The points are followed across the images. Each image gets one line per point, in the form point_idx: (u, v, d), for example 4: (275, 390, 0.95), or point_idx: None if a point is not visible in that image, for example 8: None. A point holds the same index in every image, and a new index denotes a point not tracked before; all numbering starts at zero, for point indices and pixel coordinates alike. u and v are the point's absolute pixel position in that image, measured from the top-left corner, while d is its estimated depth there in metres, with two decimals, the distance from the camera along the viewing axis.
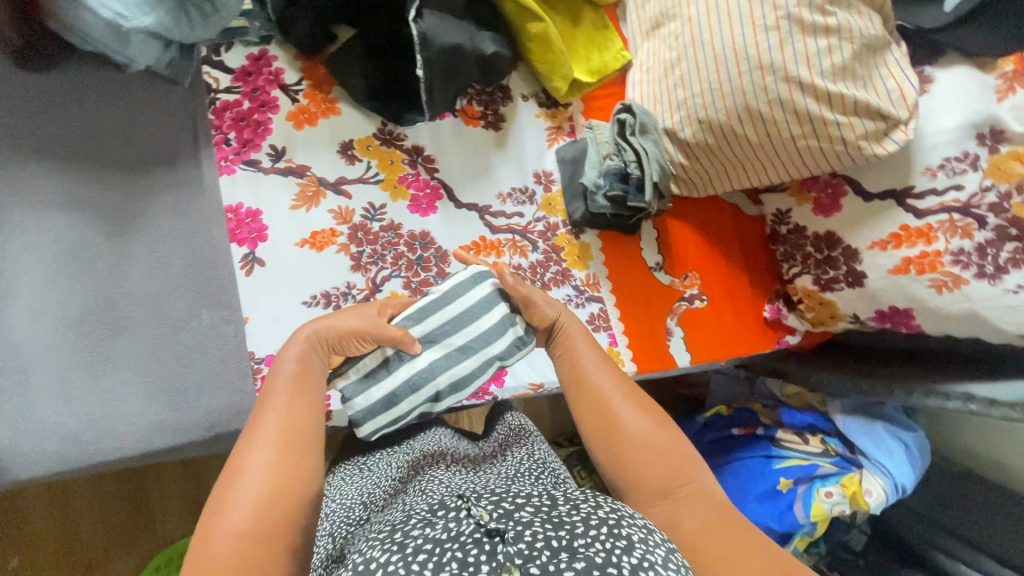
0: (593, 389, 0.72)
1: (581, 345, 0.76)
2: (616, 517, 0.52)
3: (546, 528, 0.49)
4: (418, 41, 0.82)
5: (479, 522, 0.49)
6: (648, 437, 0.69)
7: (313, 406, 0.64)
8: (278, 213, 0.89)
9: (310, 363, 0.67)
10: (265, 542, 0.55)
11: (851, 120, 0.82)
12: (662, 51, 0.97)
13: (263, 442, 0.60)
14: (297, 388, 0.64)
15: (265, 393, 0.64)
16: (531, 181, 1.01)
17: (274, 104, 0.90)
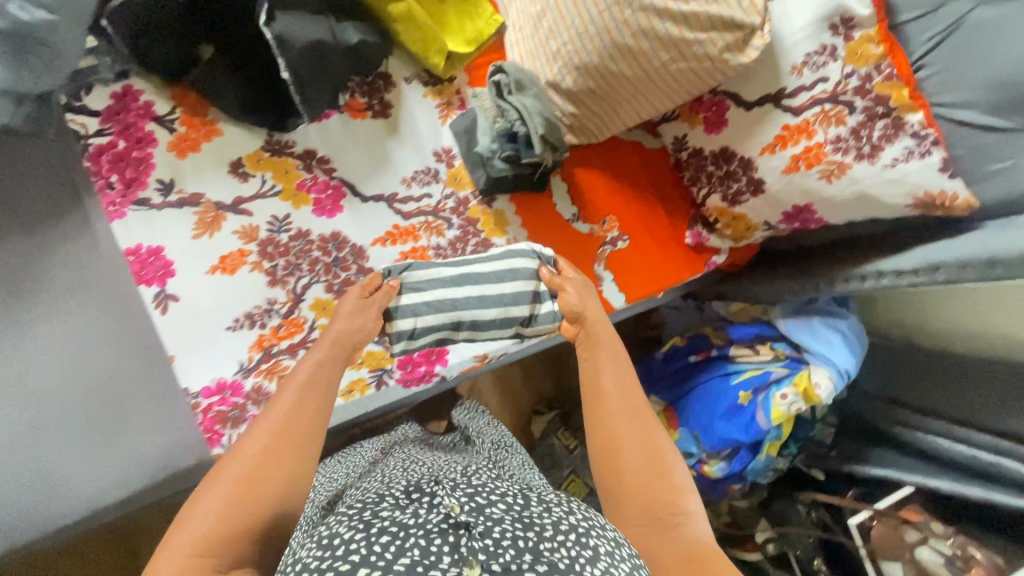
0: (604, 402, 0.79)
1: (607, 361, 0.84)
2: (586, 526, 0.54)
3: (514, 527, 0.51)
4: (275, 45, 0.80)
5: (449, 513, 0.51)
6: (646, 459, 0.74)
7: (317, 404, 0.73)
8: (180, 246, 0.88)
9: (323, 365, 0.77)
10: (241, 512, 0.62)
11: (711, 35, 0.85)
12: (528, 7, 0.98)
13: (264, 425, 0.69)
14: (305, 389, 0.73)
15: (279, 390, 0.74)
16: (432, 161, 1.01)
17: (151, 138, 0.88)
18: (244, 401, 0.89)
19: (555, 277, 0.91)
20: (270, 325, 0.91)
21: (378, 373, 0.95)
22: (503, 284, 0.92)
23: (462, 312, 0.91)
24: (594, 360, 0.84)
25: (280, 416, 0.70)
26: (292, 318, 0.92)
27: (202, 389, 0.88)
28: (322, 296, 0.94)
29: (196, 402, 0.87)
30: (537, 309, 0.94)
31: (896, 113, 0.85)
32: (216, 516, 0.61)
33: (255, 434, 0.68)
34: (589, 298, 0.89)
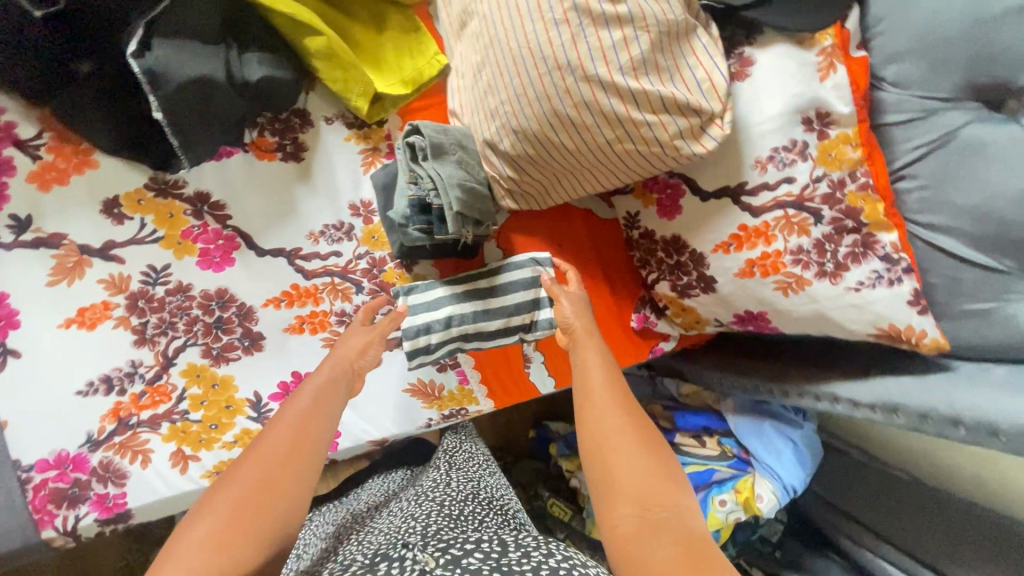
0: (589, 389, 0.68)
1: (592, 347, 0.74)
2: (568, 567, 0.52)
3: (494, 574, 0.51)
4: (145, 81, 0.69)
5: (422, 569, 0.52)
6: (640, 445, 0.61)
7: (326, 419, 0.66)
8: (31, 293, 0.76)
9: (332, 386, 0.70)
10: (248, 521, 0.54)
11: (661, 118, 0.73)
12: (470, 54, 0.86)
13: (270, 440, 0.61)
14: (312, 405, 0.66)
15: (284, 405, 0.66)
16: (347, 215, 0.90)
17: (8, 166, 0.76)
18: (88, 477, 0.76)
19: (555, 286, 0.83)
20: (129, 392, 0.79)
21: None
22: (506, 295, 0.89)
23: (469, 327, 0.88)
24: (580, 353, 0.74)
25: (291, 428, 0.62)
26: (158, 385, 0.80)
27: (38, 462, 0.75)
28: (197, 361, 0.82)
29: (29, 478, 0.74)
30: (537, 316, 0.90)
31: (866, 230, 0.74)
32: (217, 529, 0.53)
33: (258, 447, 0.60)
34: (584, 308, 0.79)
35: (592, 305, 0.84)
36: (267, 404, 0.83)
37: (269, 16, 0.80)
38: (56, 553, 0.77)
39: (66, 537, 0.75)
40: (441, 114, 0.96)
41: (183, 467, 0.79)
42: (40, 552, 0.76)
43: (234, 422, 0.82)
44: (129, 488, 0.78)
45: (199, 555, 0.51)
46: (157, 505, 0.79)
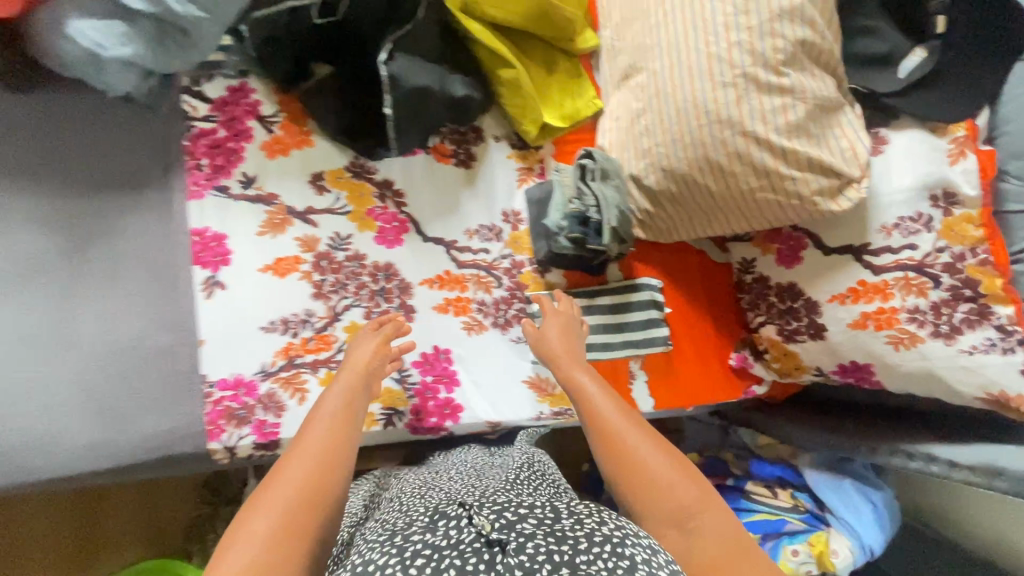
0: (602, 421, 0.71)
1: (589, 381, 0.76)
2: (621, 536, 0.54)
3: (548, 540, 0.51)
4: (388, 82, 0.84)
5: (480, 532, 0.51)
6: (659, 466, 0.66)
7: (351, 429, 0.68)
8: (243, 238, 0.90)
9: (354, 394, 0.73)
10: (286, 542, 0.56)
11: (806, 175, 0.84)
12: (630, 101, 1.00)
13: (301, 452, 0.63)
14: (336, 415, 0.68)
15: (310, 415, 0.69)
16: (498, 220, 1.03)
17: (249, 134, 0.93)
18: (255, 403, 0.87)
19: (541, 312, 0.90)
20: (300, 336, 0.90)
21: (388, 412, 0.93)
22: (625, 311, 1.01)
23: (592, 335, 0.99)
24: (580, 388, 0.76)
25: (319, 442, 0.64)
26: (324, 334, 0.92)
27: (219, 381, 0.87)
28: (358, 321, 0.94)
29: (210, 393, 0.86)
30: (648, 332, 1.01)
31: (983, 300, 0.81)
32: (263, 545, 0.55)
33: (291, 460, 0.62)
34: (566, 337, 0.85)
35: (575, 332, 0.89)
36: (408, 368, 0.94)
37: (475, 49, 0.98)
38: (210, 466, 0.88)
39: (226, 452, 0.86)
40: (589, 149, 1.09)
41: None
42: (201, 462, 0.87)
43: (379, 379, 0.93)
44: (283, 420, 0.88)
45: (247, 574, 0.53)
46: None
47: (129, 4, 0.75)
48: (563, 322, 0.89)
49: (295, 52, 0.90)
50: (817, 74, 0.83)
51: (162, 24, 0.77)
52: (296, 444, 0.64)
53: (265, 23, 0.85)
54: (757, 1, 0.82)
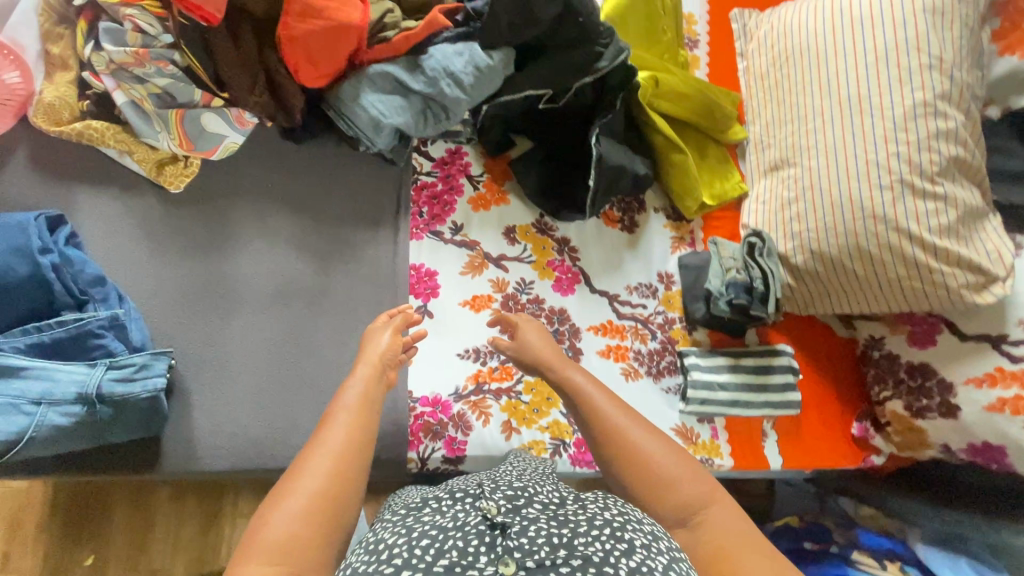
0: (610, 421, 0.78)
1: (591, 385, 0.83)
2: (622, 521, 0.58)
3: (550, 525, 0.55)
4: (596, 159, 1.02)
5: (486, 515, 0.56)
6: (660, 464, 0.74)
7: (370, 421, 0.73)
8: (450, 275, 1.06)
9: (374, 385, 0.78)
10: (313, 526, 0.61)
11: (954, 270, 0.96)
12: (779, 189, 1.14)
13: (328, 445, 0.68)
14: (356, 409, 0.73)
15: (332, 406, 0.73)
16: (655, 279, 1.16)
17: (460, 189, 1.09)
18: (448, 421, 0.99)
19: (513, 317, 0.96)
20: (490, 365, 1.03)
21: (556, 442, 1.03)
22: (765, 373, 1.11)
23: (737, 393, 1.09)
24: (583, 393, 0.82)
25: (343, 437, 0.69)
26: (507, 365, 1.05)
27: (421, 397, 1.00)
28: None
29: (413, 407, 0.99)
30: (786, 395, 1.11)
31: None
32: (299, 527, 0.60)
33: (317, 451, 0.67)
34: (548, 341, 0.92)
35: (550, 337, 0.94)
36: None
37: (650, 136, 1.14)
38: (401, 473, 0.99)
39: (420, 463, 0.97)
40: (731, 226, 1.23)
41: (509, 435, 1.01)
42: (396, 468, 0.98)
43: (550, 411, 1.05)
44: (470, 438, 0.99)
45: (276, 552, 0.58)
46: (485, 459, 1.00)
47: (411, 84, 0.93)
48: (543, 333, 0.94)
49: (504, 125, 1.08)
50: (966, 185, 0.97)
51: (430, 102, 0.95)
52: (321, 439, 0.68)
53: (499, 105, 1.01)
54: (916, 122, 0.97)
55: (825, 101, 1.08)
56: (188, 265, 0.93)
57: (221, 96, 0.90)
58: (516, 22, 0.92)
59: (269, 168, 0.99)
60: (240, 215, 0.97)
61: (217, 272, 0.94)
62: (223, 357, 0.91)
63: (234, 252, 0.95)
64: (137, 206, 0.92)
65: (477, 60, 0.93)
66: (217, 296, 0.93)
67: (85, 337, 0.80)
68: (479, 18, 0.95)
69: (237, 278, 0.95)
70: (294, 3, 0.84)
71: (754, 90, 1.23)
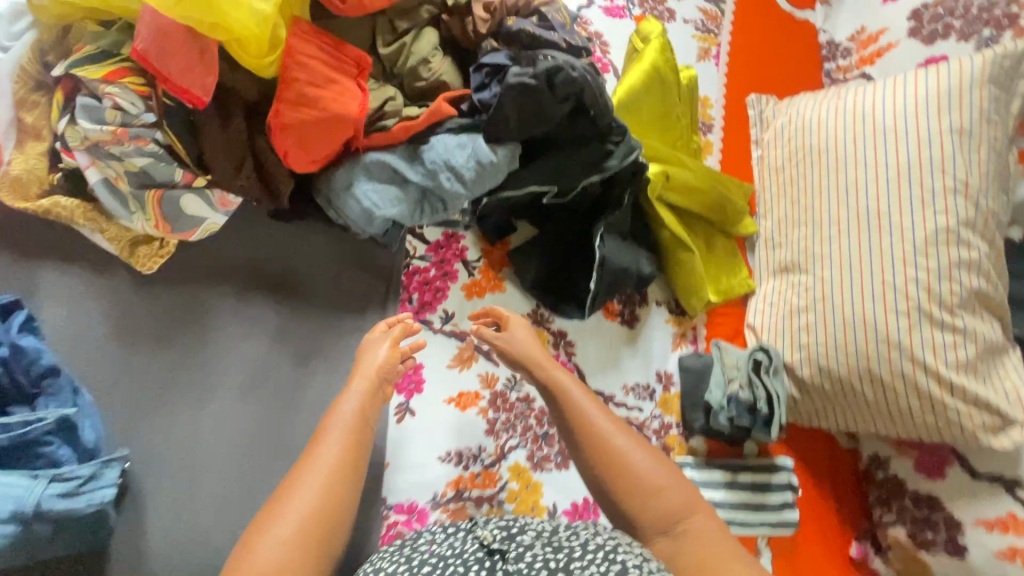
0: (588, 421, 0.78)
1: (573, 385, 0.82)
2: (613, 546, 0.62)
3: (546, 551, 0.61)
4: (598, 262, 0.97)
5: (482, 543, 0.62)
6: (644, 470, 0.73)
7: (362, 439, 0.74)
8: (437, 369, 0.99)
9: (369, 398, 0.79)
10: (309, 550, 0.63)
11: (970, 408, 0.90)
12: (789, 294, 1.09)
13: (317, 462, 0.70)
14: (349, 427, 0.74)
15: (326, 420, 0.75)
16: (653, 379, 1.09)
17: (454, 275, 1.03)
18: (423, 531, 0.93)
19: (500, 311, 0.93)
20: (472, 470, 0.97)
21: None
22: (761, 490, 1.05)
23: (731, 511, 1.02)
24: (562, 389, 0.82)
25: (334, 452, 0.71)
26: (491, 470, 0.98)
27: (396, 503, 0.93)
28: (521, 462, 1.00)
29: (387, 514, 0.92)
30: (781, 516, 1.04)
31: None
32: (287, 550, 0.62)
33: (309, 469, 0.69)
34: (534, 337, 0.89)
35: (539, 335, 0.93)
36: (559, 516, 0.99)
37: (657, 229, 1.09)
38: None
39: None
40: (734, 324, 1.17)
41: None
42: None
43: None
44: None
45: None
46: None
47: (407, 174, 0.87)
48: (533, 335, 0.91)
49: (507, 211, 1.03)
50: (986, 318, 0.92)
51: (427, 193, 0.89)
52: (312, 457, 0.70)
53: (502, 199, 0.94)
54: (937, 248, 0.92)
55: (842, 211, 1.03)
56: (156, 352, 0.86)
57: (203, 176, 0.84)
58: (526, 117, 0.87)
59: (252, 250, 0.94)
60: (217, 300, 0.91)
61: (188, 360, 0.88)
62: (188, 455, 0.85)
63: (207, 339, 0.89)
64: (107, 286, 0.85)
65: (481, 155, 0.87)
66: (187, 386, 0.87)
67: (30, 445, 0.74)
68: (486, 108, 0.88)
69: (208, 367, 0.88)
70: (289, 90, 0.79)
71: (768, 182, 1.18)
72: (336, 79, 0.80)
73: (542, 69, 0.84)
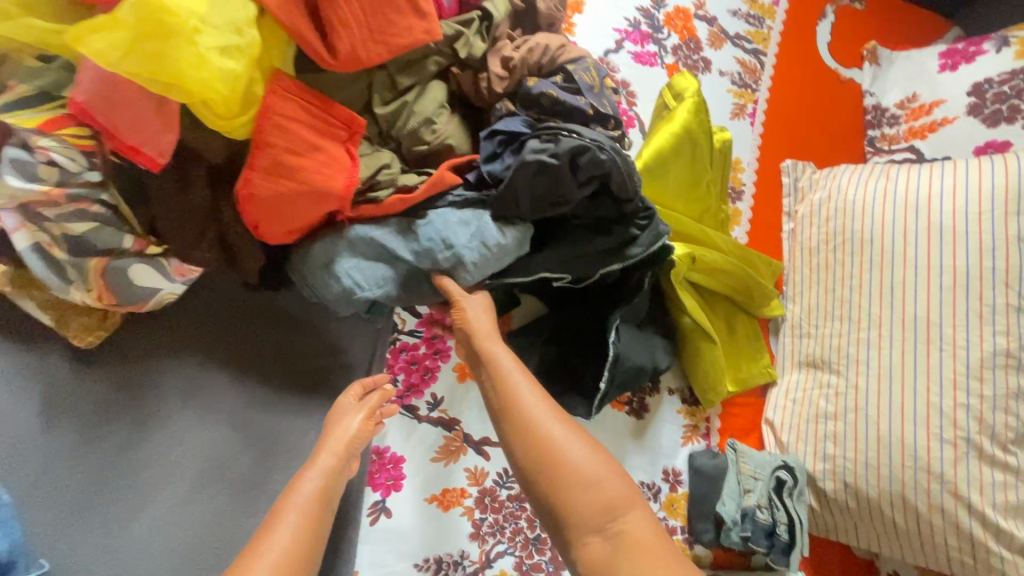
0: (519, 405, 0.69)
1: (507, 362, 0.73)
2: None
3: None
4: (611, 360, 0.86)
5: None
6: (574, 456, 0.66)
7: (322, 526, 0.66)
8: (420, 464, 0.88)
9: (334, 478, 0.71)
10: None
11: (1017, 558, 0.80)
12: (816, 395, 0.98)
13: (269, 549, 0.61)
14: (307, 508, 0.66)
15: (282, 502, 0.67)
16: (659, 477, 0.98)
17: (446, 353, 0.94)
18: None
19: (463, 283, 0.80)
20: None
21: None
22: None
23: None
24: (493, 366, 0.73)
25: (292, 535, 0.63)
26: None
27: None
28: (508, 571, 0.89)
29: None
30: None
31: None
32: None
33: (258, 556, 0.60)
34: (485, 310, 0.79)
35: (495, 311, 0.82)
36: None
37: (677, 315, 0.97)
38: None
39: None
40: (752, 417, 1.06)
41: None
42: None
43: None
44: None
45: None
46: None
47: (400, 253, 0.75)
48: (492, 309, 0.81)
49: (509, 286, 0.89)
50: None
51: (428, 274, 0.78)
52: (263, 546, 0.61)
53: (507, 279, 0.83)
54: (994, 371, 0.82)
55: (884, 313, 0.93)
56: (94, 443, 0.74)
57: (157, 244, 0.74)
58: (539, 197, 0.76)
59: (216, 322, 0.82)
60: (169, 382, 0.78)
61: (131, 452, 0.76)
62: (117, 568, 0.71)
63: (155, 425, 0.77)
64: (34, 360, 0.72)
65: (489, 234, 0.76)
66: (129, 484, 0.75)
67: None
68: (498, 182, 0.77)
69: (153, 460, 0.76)
70: (263, 157, 0.67)
71: (800, 262, 1.08)
72: (320, 145, 0.69)
73: (565, 147, 0.72)
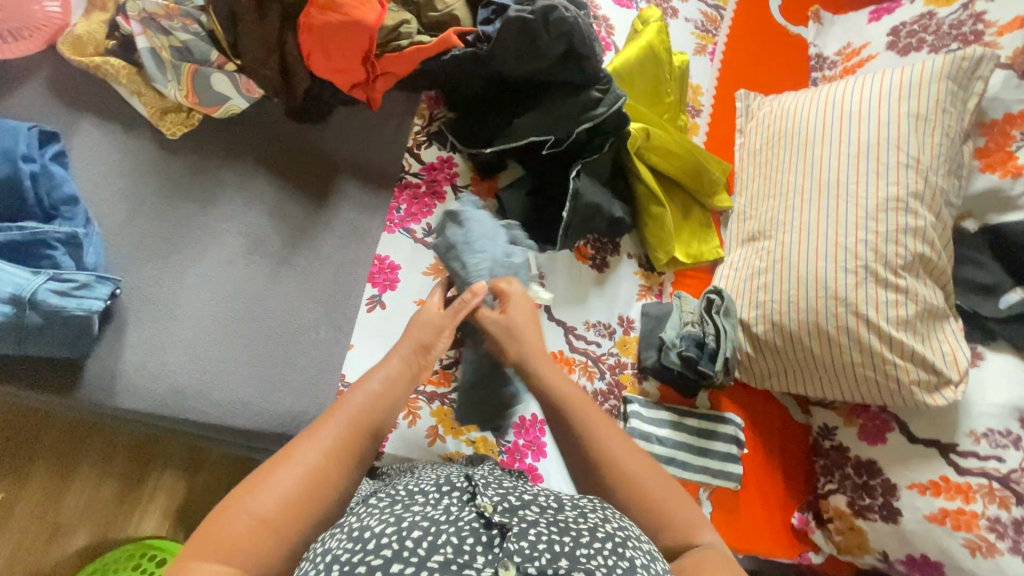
0: (588, 431, 0.74)
1: (573, 397, 0.78)
2: (622, 537, 0.57)
3: (551, 531, 0.55)
4: (572, 192, 1.05)
5: (481, 513, 0.55)
6: (641, 477, 0.70)
7: (378, 426, 0.69)
8: (412, 273, 1.04)
9: (393, 383, 0.73)
10: (270, 533, 0.57)
11: (907, 364, 0.96)
12: (753, 258, 1.14)
13: (320, 438, 0.64)
14: (365, 409, 0.69)
15: (344, 396, 0.70)
16: (614, 321, 1.13)
17: (442, 195, 1.09)
18: None
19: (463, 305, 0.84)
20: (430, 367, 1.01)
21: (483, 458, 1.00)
22: (706, 439, 1.08)
23: (676, 453, 1.05)
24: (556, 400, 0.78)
25: (336, 434, 0.65)
26: (447, 371, 1.02)
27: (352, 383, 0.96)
28: None
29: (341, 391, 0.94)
30: (724, 465, 1.07)
31: None
32: (259, 528, 0.56)
33: (307, 443, 0.63)
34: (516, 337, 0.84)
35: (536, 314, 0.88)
36: (506, 426, 1.02)
37: (635, 184, 1.18)
38: None
39: None
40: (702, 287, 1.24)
41: (433, 440, 0.98)
42: None
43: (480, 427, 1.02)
44: (392, 437, 0.96)
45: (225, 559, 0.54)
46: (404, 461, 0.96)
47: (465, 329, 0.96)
48: (527, 313, 0.87)
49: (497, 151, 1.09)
50: (929, 283, 0.99)
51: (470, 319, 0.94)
52: (313, 435, 0.64)
53: (495, 148, 1.06)
54: (887, 214, 1.00)
55: (807, 184, 1.11)
56: (164, 206, 0.95)
57: (233, 62, 0.98)
58: (521, 52, 1.00)
59: (266, 137, 1.03)
60: (224, 174, 1.00)
61: (190, 219, 0.96)
62: (171, 298, 0.92)
63: (210, 204, 0.98)
64: (132, 143, 0.96)
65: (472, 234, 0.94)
66: (183, 242, 0.95)
67: (38, 244, 0.83)
68: (488, 40, 1.00)
69: (205, 229, 0.97)
70: None
71: (745, 163, 1.28)
72: None
73: (539, 6, 0.96)
